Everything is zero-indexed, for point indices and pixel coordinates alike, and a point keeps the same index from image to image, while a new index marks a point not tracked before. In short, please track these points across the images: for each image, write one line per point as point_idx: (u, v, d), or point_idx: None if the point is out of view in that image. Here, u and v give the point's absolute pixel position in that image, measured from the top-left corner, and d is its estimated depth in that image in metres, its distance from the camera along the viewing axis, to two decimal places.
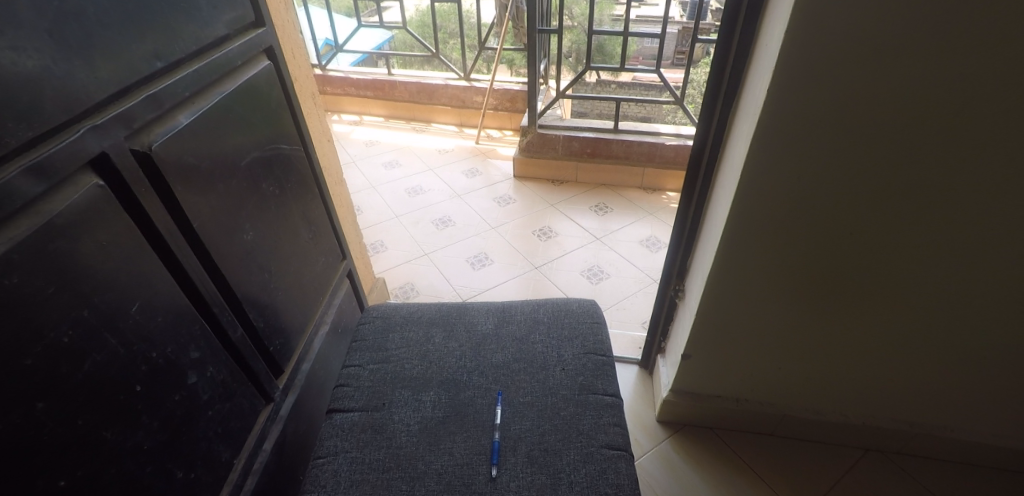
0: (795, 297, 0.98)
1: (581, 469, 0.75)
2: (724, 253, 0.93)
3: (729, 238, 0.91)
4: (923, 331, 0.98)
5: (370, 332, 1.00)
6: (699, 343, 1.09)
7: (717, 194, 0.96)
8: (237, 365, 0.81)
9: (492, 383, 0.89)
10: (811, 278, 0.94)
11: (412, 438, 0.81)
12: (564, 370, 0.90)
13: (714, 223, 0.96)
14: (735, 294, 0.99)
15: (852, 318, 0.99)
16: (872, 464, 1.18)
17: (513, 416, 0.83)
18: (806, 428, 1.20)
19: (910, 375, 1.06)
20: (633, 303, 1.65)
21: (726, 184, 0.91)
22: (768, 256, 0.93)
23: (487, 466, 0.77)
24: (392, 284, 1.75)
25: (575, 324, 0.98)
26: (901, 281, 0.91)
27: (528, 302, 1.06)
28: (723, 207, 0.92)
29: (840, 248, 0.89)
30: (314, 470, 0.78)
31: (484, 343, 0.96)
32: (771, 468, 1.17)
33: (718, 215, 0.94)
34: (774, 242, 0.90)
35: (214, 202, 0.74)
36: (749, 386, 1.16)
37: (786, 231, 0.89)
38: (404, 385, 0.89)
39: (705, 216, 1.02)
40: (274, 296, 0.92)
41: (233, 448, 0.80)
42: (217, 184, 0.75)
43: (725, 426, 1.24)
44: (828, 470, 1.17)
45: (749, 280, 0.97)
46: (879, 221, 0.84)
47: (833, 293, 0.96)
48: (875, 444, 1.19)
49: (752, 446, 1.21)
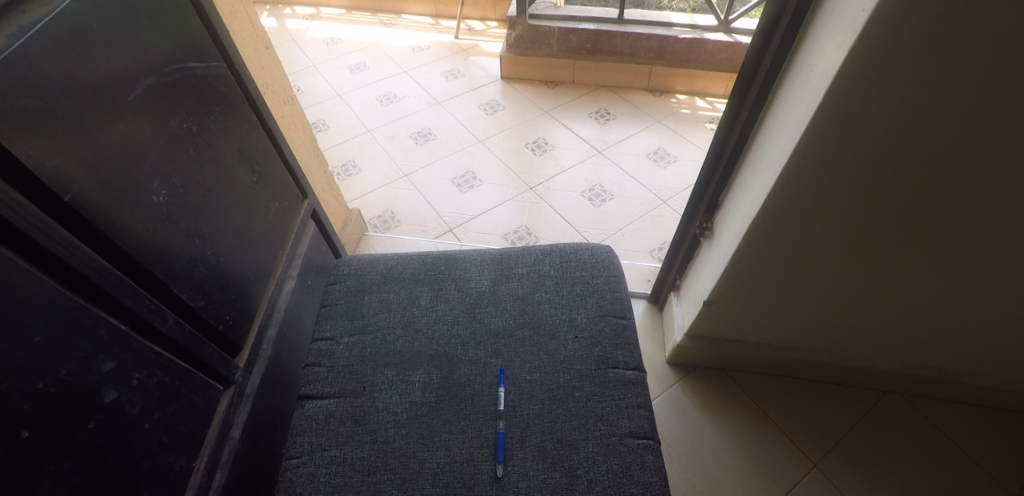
0: (852, 255, 0.82)
1: (602, 465, 0.64)
2: (776, 201, 0.75)
3: (787, 183, 0.72)
4: (987, 290, 0.83)
5: (342, 295, 0.84)
6: (727, 291, 0.95)
7: (776, 117, 0.75)
8: (176, 359, 0.66)
9: (491, 357, 0.75)
10: (877, 235, 0.77)
11: (400, 431, 0.68)
12: (577, 339, 0.75)
13: (767, 158, 0.77)
14: (775, 247, 0.83)
15: (909, 276, 0.84)
16: (890, 406, 1.11)
17: (519, 400, 0.70)
18: (828, 371, 1.10)
19: (956, 330, 0.94)
20: (640, 227, 1.49)
21: (790, 108, 0.70)
22: (832, 210, 0.74)
23: (491, 463, 0.65)
24: (369, 212, 1.55)
25: (586, 279, 0.82)
26: (980, 241, 0.74)
27: (528, 248, 0.89)
28: (784, 141, 0.71)
29: (923, 203, 0.70)
30: (287, 474, 0.66)
31: (480, 306, 0.81)
32: (786, 411, 1.10)
33: (774, 150, 0.74)
34: (843, 193, 0.72)
35: (88, 160, 0.53)
36: (774, 335, 1.05)
37: (857, 180, 0.69)
38: (386, 362, 0.75)
39: (753, 144, 0.83)
40: (215, 263, 0.73)
41: (189, 452, 0.68)
42: (89, 133, 0.53)
43: (740, 368, 1.15)
44: (845, 414, 1.10)
45: (795, 232, 0.79)
46: (982, 174, 0.65)
47: (894, 250, 0.79)
48: (895, 386, 1.12)
49: (768, 389, 1.13)
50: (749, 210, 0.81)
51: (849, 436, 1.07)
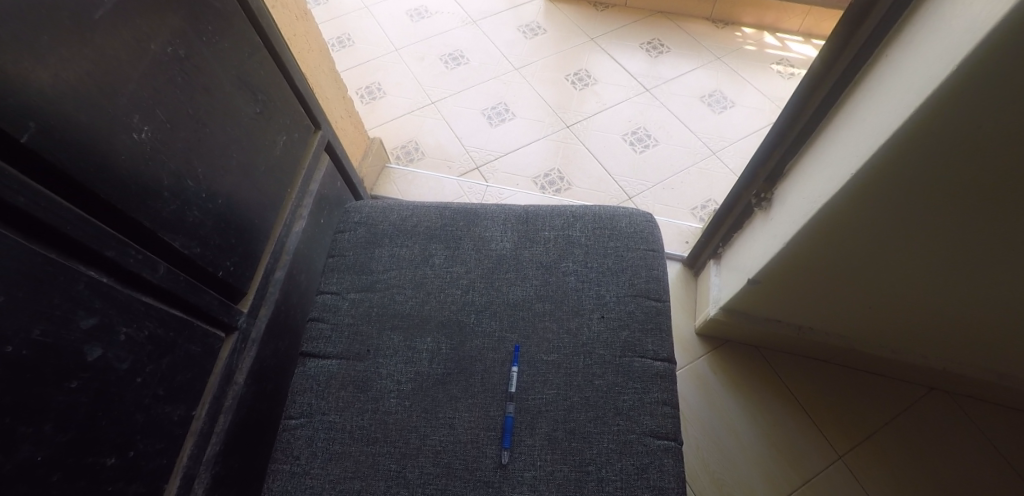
0: (932, 257, 0.71)
1: (616, 463, 0.60)
2: (860, 187, 0.64)
3: (879, 170, 0.61)
4: None
5: (352, 245, 0.77)
6: (777, 273, 0.86)
7: (881, 82, 0.62)
8: (170, 309, 0.62)
9: (506, 331, 0.68)
10: (970, 241, 0.65)
11: (403, 403, 0.64)
12: (603, 319, 0.68)
13: (859, 131, 0.64)
14: (843, 235, 0.72)
15: (994, 286, 0.73)
16: (931, 404, 1.09)
17: (533, 382, 0.65)
18: (872, 361, 1.06)
19: None
20: (683, 180, 1.36)
21: (906, 72, 0.57)
22: (924, 206, 0.63)
23: (497, 449, 0.61)
24: (392, 142, 1.45)
25: (621, 252, 0.73)
26: None
27: (558, 208, 0.78)
28: (887, 117, 0.59)
29: None
30: (285, 435, 0.64)
31: (498, 273, 0.73)
32: (818, 399, 1.09)
33: (871, 124, 0.62)
34: (945, 188, 0.60)
35: (41, 89, 0.45)
36: (817, 320, 0.97)
37: (969, 175, 0.57)
38: (393, 326, 0.69)
39: (844, 110, 0.70)
40: (212, 206, 0.67)
41: (188, 402, 0.66)
42: (38, 58, 0.45)
43: (774, 349, 1.12)
44: (880, 408, 1.08)
45: (871, 222, 0.68)
46: None
47: (986, 259, 0.68)
48: (944, 385, 1.08)
49: (801, 374, 1.11)
50: (822, 191, 0.70)
51: (880, 431, 1.06)
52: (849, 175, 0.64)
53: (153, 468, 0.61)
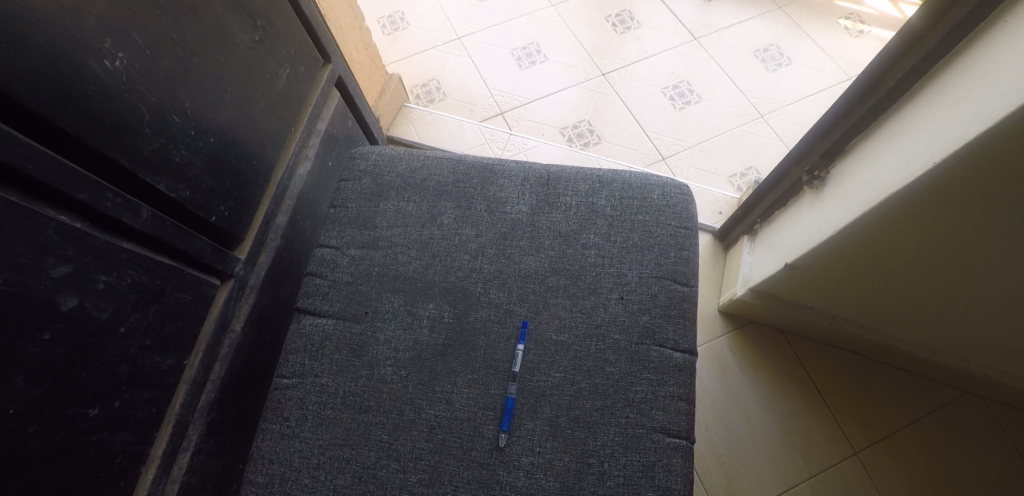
0: (1005, 265, 0.63)
1: (620, 458, 0.56)
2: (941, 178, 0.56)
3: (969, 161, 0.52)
4: None
5: (355, 196, 0.70)
6: (822, 260, 0.78)
7: (993, 56, 0.52)
8: (156, 255, 0.58)
9: (515, 304, 0.62)
10: None
11: (399, 372, 0.60)
12: (622, 301, 0.62)
13: (953, 112, 0.55)
14: (908, 228, 0.64)
15: None
16: (962, 408, 1.03)
17: (538, 362, 0.60)
18: (908, 357, 0.99)
19: None
20: (724, 144, 1.24)
21: None
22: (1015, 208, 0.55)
23: (495, 430, 0.57)
24: (413, 79, 1.36)
25: (649, 227, 0.65)
26: None
27: (585, 171, 0.70)
28: (995, 100, 0.50)
29: None
30: (276, 394, 0.61)
31: (511, 239, 0.65)
32: (840, 391, 1.04)
33: (970, 106, 0.53)
34: None
35: None
36: (854, 309, 0.91)
37: None
38: (394, 288, 0.64)
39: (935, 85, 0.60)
40: (203, 146, 0.62)
41: (179, 351, 0.63)
42: None
43: (801, 334, 1.06)
44: (906, 406, 1.03)
45: (944, 219, 0.60)
46: None
47: None
48: (980, 391, 1.01)
49: (826, 364, 1.05)
50: (893, 176, 0.62)
51: (902, 429, 1.01)
52: (934, 162, 0.56)
53: (142, 417, 0.59)
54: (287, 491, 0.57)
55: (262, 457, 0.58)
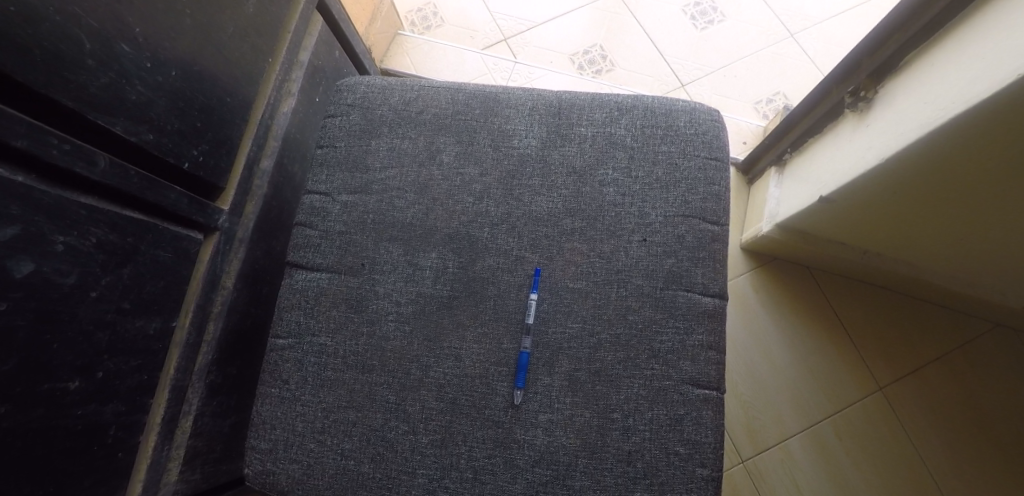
0: None
1: (645, 413, 0.52)
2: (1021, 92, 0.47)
3: None
4: None
5: (344, 133, 0.62)
6: (863, 191, 0.71)
7: None
8: (123, 209, 0.53)
9: (526, 251, 0.56)
10: None
11: (403, 328, 0.55)
12: (646, 243, 0.55)
13: None
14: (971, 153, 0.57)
15: None
16: (995, 342, 0.98)
17: (555, 313, 0.54)
18: (941, 293, 0.94)
19: None
20: (750, 66, 1.13)
21: None
22: None
23: (509, 387, 0.53)
24: (405, 4, 1.22)
25: (675, 159, 0.58)
26: None
27: (601, 97, 0.61)
28: None
29: None
30: (273, 355, 0.57)
31: (519, 177, 0.58)
32: (867, 328, 0.99)
33: None
34: None
35: None
36: (888, 243, 0.84)
37: None
38: (392, 237, 0.58)
39: None
40: (163, 81, 0.55)
41: (165, 312, 0.59)
42: None
43: (829, 270, 1.00)
44: (935, 342, 0.98)
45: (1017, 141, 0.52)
46: None
47: None
48: (1015, 324, 0.96)
49: (854, 301, 1.00)
50: (964, 91, 0.53)
51: (931, 365, 0.97)
52: (1019, 73, 0.46)
53: (133, 385, 0.56)
54: (293, 456, 0.54)
55: (264, 422, 0.55)
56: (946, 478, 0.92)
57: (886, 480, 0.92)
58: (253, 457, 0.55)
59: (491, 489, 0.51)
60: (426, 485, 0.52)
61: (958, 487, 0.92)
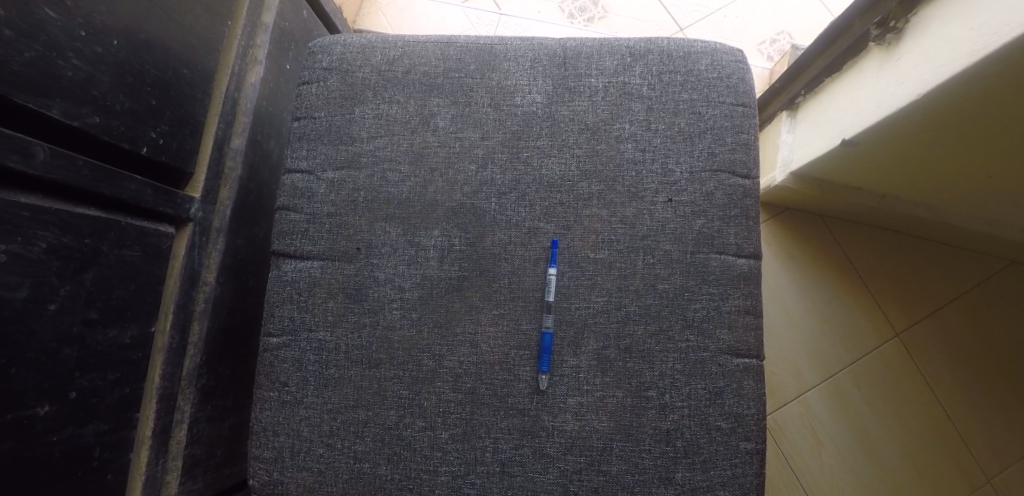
0: None
1: (683, 388, 0.48)
2: None
3: None
4: None
5: (323, 101, 0.55)
6: (891, 131, 0.66)
7: None
8: (74, 207, 0.46)
9: (540, 221, 0.50)
10: None
11: (410, 316, 0.50)
12: (672, 203, 0.50)
13: None
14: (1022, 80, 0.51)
15: None
16: (1009, 280, 0.95)
17: (576, 287, 0.49)
18: (958, 234, 0.90)
19: None
20: (752, 4, 1.05)
21: None
22: None
23: (533, 372, 0.48)
24: None
25: (698, 107, 0.52)
26: None
27: (610, 42, 0.54)
28: None
29: None
30: (268, 355, 0.52)
31: (525, 139, 0.52)
32: (882, 274, 0.96)
33: None
34: None
35: None
36: (908, 185, 0.80)
37: None
38: (389, 216, 0.52)
39: None
40: (105, 53, 0.47)
41: (140, 317, 0.53)
42: None
43: (842, 217, 0.96)
44: (950, 284, 0.96)
45: None
46: None
47: None
48: None
49: (868, 247, 0.97)
50: (1020, 9, 0.47)
51: (946, 307, 0.95)
52: None
53: (115, 401, 0.51)
54: (302, 463, 0.50)
55: (265, 430, 0.51)
56: (962, 417, 0.91)
57: (906, 424, 0.92)
58: (257, 468, 0.50)
59: (522, 482, 0.48)
60: (450, 483, 0.48)
61: (973, 425, 0.91)
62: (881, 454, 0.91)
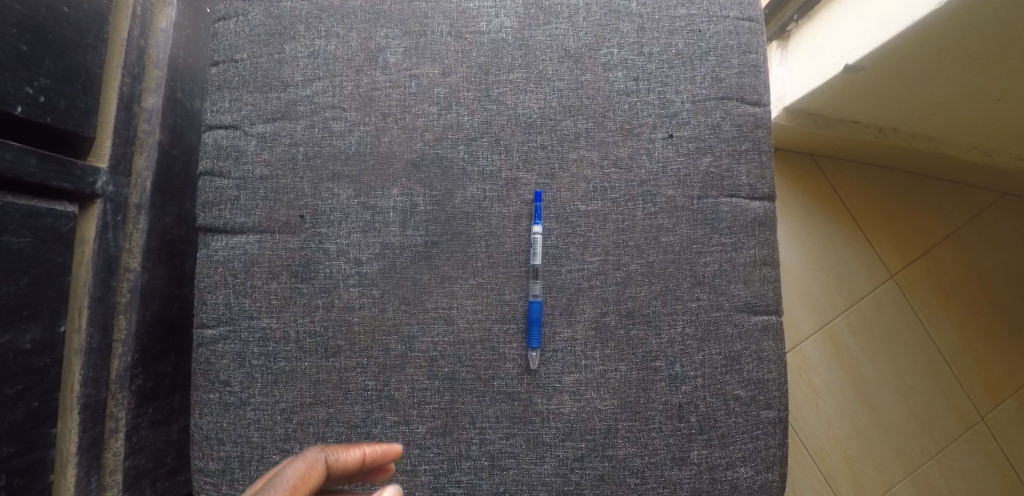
0: None
1: (695, 355, 0.41)
2: None
3: None
4: None
5: (244, 38, 0.45)
6: (908, 47, 0.57)
7: None
8: None
9: (519, 170, 0.42)
10: None
11: (370, 293, 0.42)
12: (672, 140, 0.42)
13: None
14: None
15: None
16: (1002, 213, 0.83)
17: (566, 247, 0.42)
18: (954, 163, 0.78)
19: None
20: None
21: None
22: None
23: (521, 349, 0.41)
24: None
25: (696, 24, 0.44)
26: None
27: None
28: None
29: None
30: (202, 351, 0.43)
31: (495, 72, 0.43)
32: (874, 213, 0.83)
33: None
34: None
35: None
36: (912, 110, 0.70)
37: None
38: (336, 174, 0.43)
39: None
40: None
41: (42, 317, 0.44)
42: None
43: (830, 155, 0.84)
44: (943, 219, 0.83)
45: None
46: None
47: None
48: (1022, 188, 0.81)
49: (858, 184, 0.84)
50: None
51: (940, 245, 0.82)
52: None
53: (19, 418, 0.42)
54: (254, 474, 0.42)
55: (208, 439, 0.43)
56: (963, 367, 0.79)
57: (908, 377, 0.80)
58: (202, 483, 0.42)
59: (515, 476, 0.41)
60: (432, 485, 0.41)
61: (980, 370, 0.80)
62: (879, 410, 0.79)
